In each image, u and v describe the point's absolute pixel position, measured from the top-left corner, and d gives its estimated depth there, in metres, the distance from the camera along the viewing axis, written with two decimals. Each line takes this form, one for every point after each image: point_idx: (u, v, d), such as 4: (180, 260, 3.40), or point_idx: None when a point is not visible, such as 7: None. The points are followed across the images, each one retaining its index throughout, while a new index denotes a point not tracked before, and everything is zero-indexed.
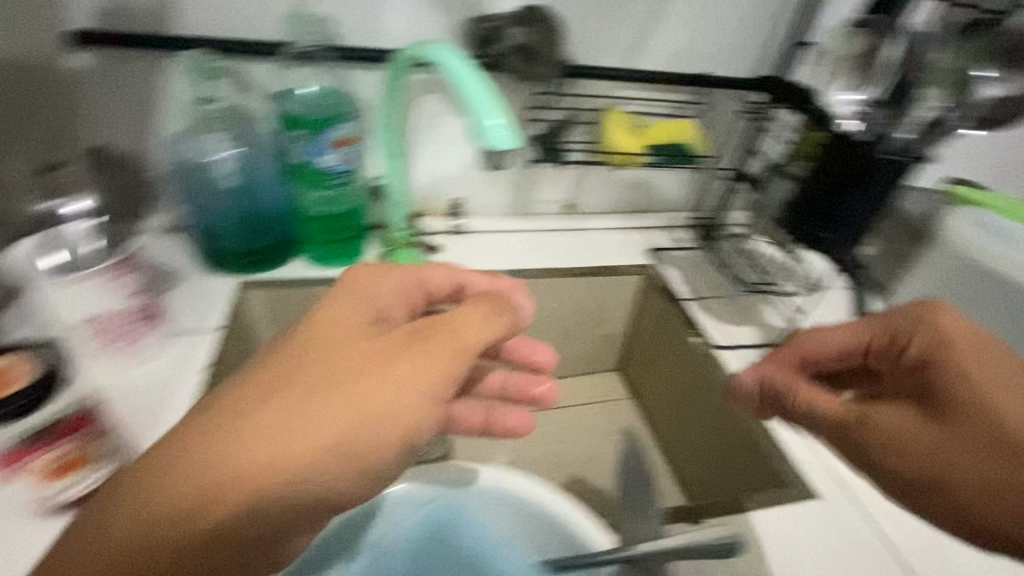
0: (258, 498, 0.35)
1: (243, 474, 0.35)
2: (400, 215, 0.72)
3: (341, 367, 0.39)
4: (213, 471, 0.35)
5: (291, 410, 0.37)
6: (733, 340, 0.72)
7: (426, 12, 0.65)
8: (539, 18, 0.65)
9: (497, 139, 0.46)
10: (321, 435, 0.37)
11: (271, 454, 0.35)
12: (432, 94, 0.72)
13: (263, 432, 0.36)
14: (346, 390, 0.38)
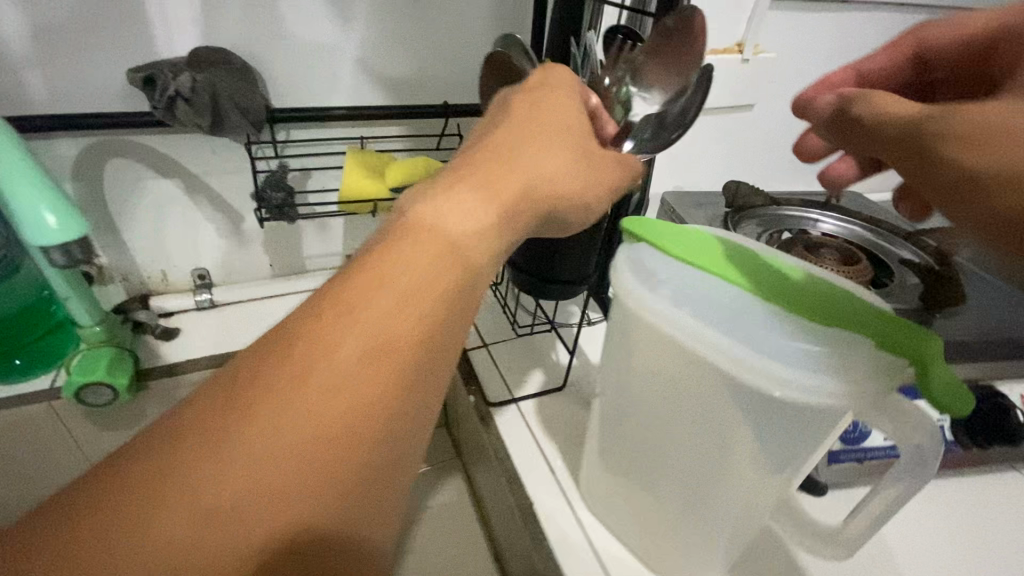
0: (451, 278, 0.30)
1: (426, 265, 0.30)
2: (77, 309, 0.57)
3: (553, 129, 0.35)
4: (452, 217, 0.31)
5: (505, 163, 0.33)
6: (518, 390, 0.63)
7: (68, 68, 0.53)
8: (216, 61, 0.55)
9: (53, 236, 0.42)
10: (516, 185, 0.32)
11: (496, 185, 0.32)
12: (115, 158, 0.60)
13: (488, 175, 0.32)
14: (536, 129, 0.34)
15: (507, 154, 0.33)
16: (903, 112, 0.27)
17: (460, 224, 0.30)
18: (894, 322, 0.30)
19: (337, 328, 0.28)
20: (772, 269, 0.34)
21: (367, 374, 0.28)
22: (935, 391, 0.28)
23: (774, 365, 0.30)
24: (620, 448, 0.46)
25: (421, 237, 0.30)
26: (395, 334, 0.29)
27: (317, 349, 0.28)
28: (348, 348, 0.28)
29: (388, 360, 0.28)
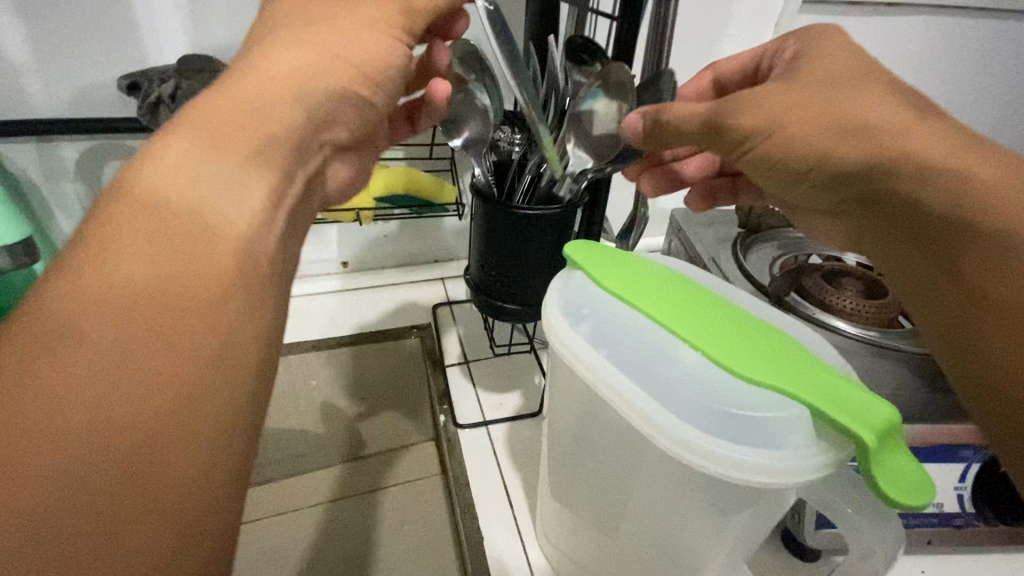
0: (180, 217, 0.22)
1: (143, 215, 0.21)
2: None
3: (299, 50, 0.29)
4: (169, 169, 0.22)
5: (240, 88, 0.26)
6: (491, 414, 0.60)
7: (70, 75, 0.55)
8: (204, 67, 0.55)
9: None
10: (265, 111, 0.26)
11: (230, 116, 0.25)
12: (115, 159, 0.61)
13: (207, 112, 0.24)
14: (279, 48, 0.28)
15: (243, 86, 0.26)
16: (695, 114, 0.35)
17: (185, 171, 0.22)
18: (844, 386, 0.24)
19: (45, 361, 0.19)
20: (713, 309, 0.29)
21: (157, 341, 0.20)
22: (883, 485, 0.23)
23: (679, 432, 0.25)
24: (574, 493, 0.40)
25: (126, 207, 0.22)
26: (118, 305, 0.20)
27: (8, 414, 0.18)
28: (51, 372, 0.18)
29: (115, 342, 0.19)
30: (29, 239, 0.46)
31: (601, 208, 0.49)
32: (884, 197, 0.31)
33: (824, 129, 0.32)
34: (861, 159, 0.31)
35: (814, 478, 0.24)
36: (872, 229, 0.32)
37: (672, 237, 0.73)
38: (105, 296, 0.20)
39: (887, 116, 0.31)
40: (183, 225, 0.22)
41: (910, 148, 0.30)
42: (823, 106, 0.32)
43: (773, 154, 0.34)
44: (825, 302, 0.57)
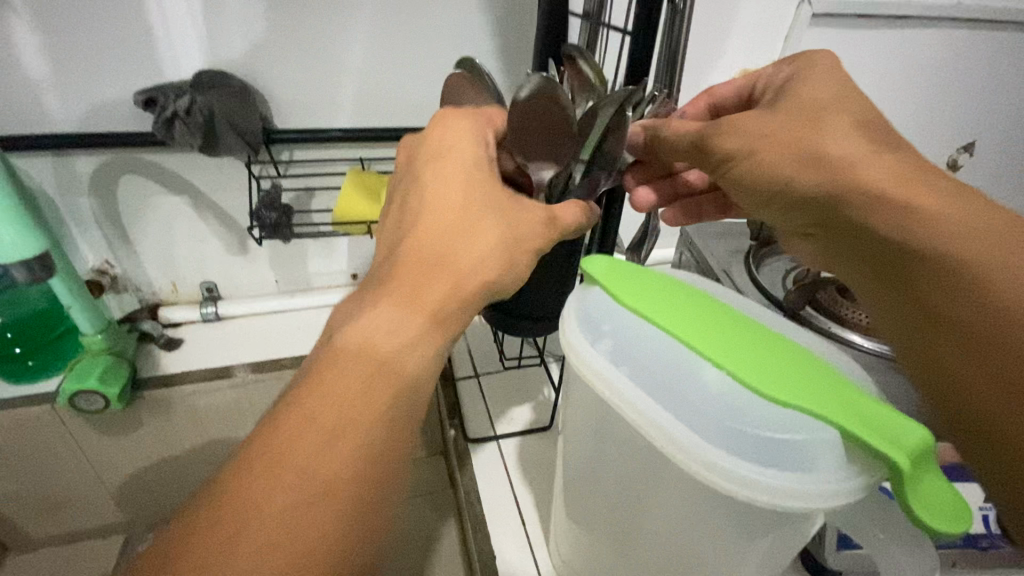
0: (379, 370, 0.27)
1: (361, 382, 0.27)
2: (83, 316, 0.60)
3: (487, 222, 0.32)
4: (385, 338, 0.28)
5: (451, 261, 0.31)
6: (500, 427, 0.59)
7: (88, 90, 0.56)
8: (219, 82, 0.56)
9: (10, 257, 0.44)
10: (455, 273, 0.30)
11: (433, 297, 0.30)
12: (129, 173, 0.62)
13: (418, 287, 0.30)
14: (461, 231, 0.31)
15: (438, 258, 0.31)
16: (686, 131, 0.38)
17: (399, 342, 0.28)
18: (873, 406, 0.24)
19: (273, 473, 0.24)
20: (734, 324, 0.29)
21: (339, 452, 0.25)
22: (921, 513, 0.22)
23: (703, 451, 0.24)
24: (590, 511, 0.39)
25: (339, 367, 0.27)
26: (344, 464, 0.25)
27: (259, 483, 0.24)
28: (280, 496, 0.24)
29: (344, 476, 0.25)
30: (42, 253, 0.46)
31: (615, 222, 0.49)
32: (854, 226, 0.32)
33: (785, 161, 0.34)
34: (823, 187, 0.33)
35: (844, 502, 0.23)
36: (869, 286, 0.32)
37: (682, 249, 0.73)
38: (331, 452, 0.25)
39: (845, 147, 0.33)
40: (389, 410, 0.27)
41: (862, 181, 0.31)
42: (800, 135, 0.34)
43: (740, 178, 0.36)
44: (841, 315, 0.56)
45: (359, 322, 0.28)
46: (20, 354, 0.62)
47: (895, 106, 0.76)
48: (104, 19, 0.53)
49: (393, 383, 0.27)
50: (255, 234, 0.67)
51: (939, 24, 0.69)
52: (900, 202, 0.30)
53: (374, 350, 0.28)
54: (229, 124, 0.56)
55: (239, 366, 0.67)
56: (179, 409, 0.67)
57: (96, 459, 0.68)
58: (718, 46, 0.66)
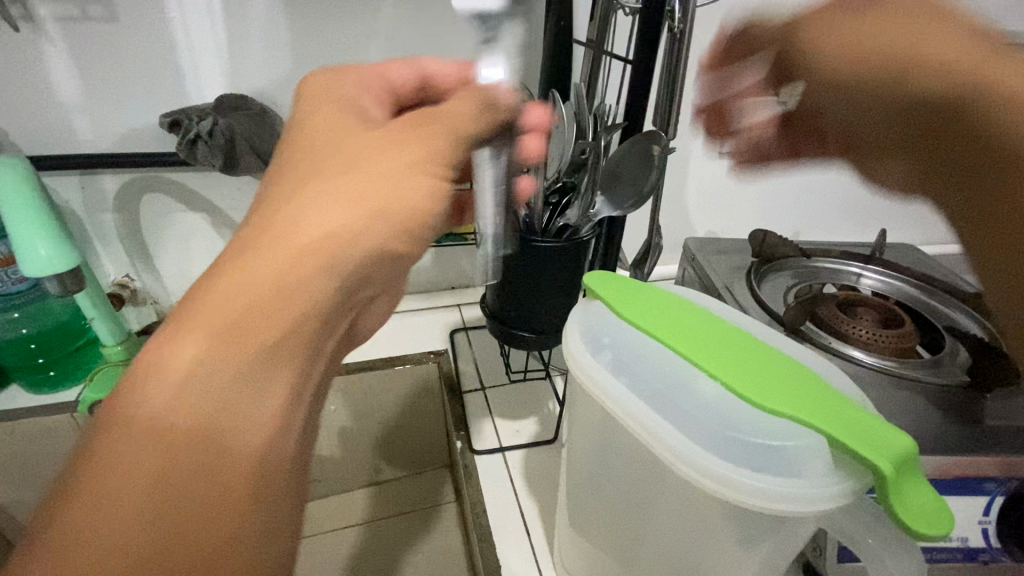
0: (231, 328, 0.24)
1: (148, 443, 0.23)
2: (104, 328, 0.62)
3: (347, 188, 0.28)
4: (170, 371, 0.23)
5: (282, 231, 0.26)
6: (506, 438, 0.60)
7: (116, 115, 0.59)
8: (240, 106, 0.59)
9: (46, 271, 0.47)
10: (304, 230, 0.27)
11: (234, 302, 0.25)
12: (152, 190, 0.65)
13: (215, 299, 0.25)
14: (314, 187, 0.28)
15: (257, 257, 0.26)
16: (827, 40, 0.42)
17: (190, 372, 0.23)
18: (860, 417, 0.25)
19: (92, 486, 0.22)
20: (730, 337, 0.30)
21: (178, 422, 0.23)
22: (901, 513, 0.23)
23: (693, 455, 0.26)
24: (593, 520, 0.40)
25: (122, 425, 0.23)
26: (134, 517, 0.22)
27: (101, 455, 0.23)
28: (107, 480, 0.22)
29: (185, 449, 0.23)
30: (76, 267, 0.48)
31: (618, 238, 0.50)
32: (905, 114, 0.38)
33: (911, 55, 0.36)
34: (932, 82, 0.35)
35: (831, 506, 0.24)
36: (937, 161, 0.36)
37: (686, 265, 0.74)
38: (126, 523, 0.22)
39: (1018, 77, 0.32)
40: (188, 475, 0.23)
41: (940, 65, 0.34)
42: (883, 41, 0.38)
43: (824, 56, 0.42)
44: (840, 331, 0.57)
45: (145, 361, 0.24)
46: (41, 364, 0.64)
47: None
48: (134, 47, 0.56)
49: (232, 350, 0.24)
50: None
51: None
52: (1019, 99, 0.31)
53: (163, 398, 0.23)
54: (249, 145, 0.58)
55: None
56: None
57: None
58: None
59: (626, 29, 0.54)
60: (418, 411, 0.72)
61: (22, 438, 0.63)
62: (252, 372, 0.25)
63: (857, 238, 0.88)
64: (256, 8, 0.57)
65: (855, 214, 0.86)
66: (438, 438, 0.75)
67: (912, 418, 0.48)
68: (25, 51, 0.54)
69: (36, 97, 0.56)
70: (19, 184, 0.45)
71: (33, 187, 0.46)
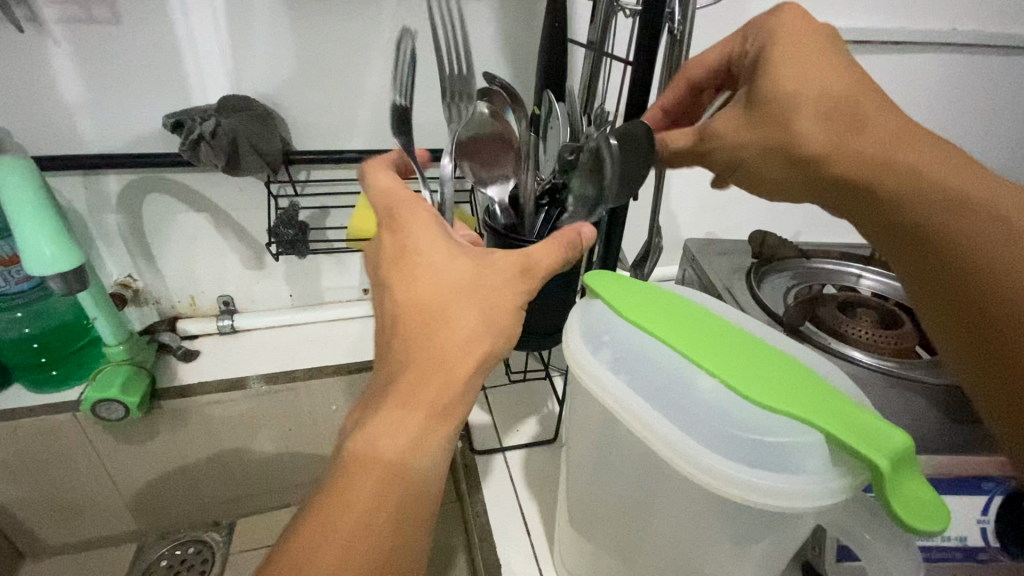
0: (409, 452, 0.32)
1: (379, 493, 0.31)
2: (106, 327, 0.62)
3: (495, 305, 0.34)
4: (392, 444, 0.31)
5: (437, 366, 0.33)
6: (506, 439, 0.61)
7: (120, 116, 0.59)
8: (242, 107, 0.59)
9: (50, 270, 0.47)
10: (451, 365, 0.33)
11: (435, 396, 0.32)
12: (155, 191, 0.65)
13: (419, 390, 0.32)
14: (454, 320, 0.33)
15: (434, 359, 0.33)
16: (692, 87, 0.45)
17: (404, 444, 0.31)
18: (857, 413, 0.25)
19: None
20: (724, 336, 0.30)
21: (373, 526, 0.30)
22: (899, 509, 0.23)
23: (694, 452, 0.26)
24: (593, 519, 0.40)
25: (333, 507, 0.30)
26: None
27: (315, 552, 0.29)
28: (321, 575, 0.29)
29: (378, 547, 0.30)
30: (79, 266, 0.48)
31: (617, 240, 0.50)
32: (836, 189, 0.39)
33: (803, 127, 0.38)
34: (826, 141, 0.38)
35: (831, 503, 0.25)
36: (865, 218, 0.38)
37: (685, 266, 0.75)
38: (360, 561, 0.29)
39: (891, 127, 0.37)
40: (400, 520, 0.31)
41: (859, 147, 0.37)
42: (768, 135, 0.39)
43: (771, 166, 0.40)
44: (840, 332, 0.57)
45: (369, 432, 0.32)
46: (44, 364, 0.64)
47: None
48: (137, 48, 0.56)
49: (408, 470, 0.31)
50: (273, 250, 0.70)
51: (934, 50, 0.72)
52: (897, 155, 0.37)
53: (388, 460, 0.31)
54: (251, 146, 0.59)
55: (254, 378, 0.69)
56: (193, 418, 0.70)
57: (113, 466, 0.70)
58: None
59: (627, 31, 0.55)
60: None
61: (24, 437, 0.64)
62: (442, 445, 0.33)
63: (858, 240, 0.88)
64: (259, 10, 0.57)
65: None
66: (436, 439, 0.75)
67: (912, 419, 0.48)
68: (30, 52, 0.54)
69: (41, 97, 0.57)
70: (27, 188, 0.45)
71: (36, 187, 0.46)
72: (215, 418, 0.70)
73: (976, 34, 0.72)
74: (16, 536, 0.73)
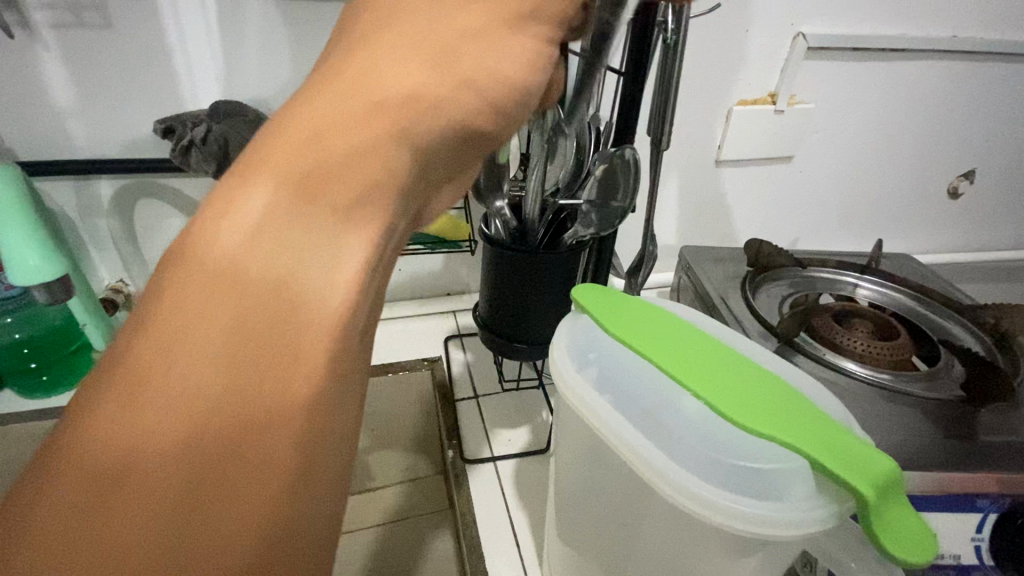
0: (291, 218, 0.19)
1: (238, 266, 0.18)
2: (96, 334, 0.62)
3: (430, 29, 0.23)
4: (248, 210, 0.18)
5: (352, 92, 0.21)
6: (497, 448, 0.60)
7: (110, 120, 0.59)
8: (233, 113, 0.59)
9: (32, 280, 0.46)
10: (375, 92, 0.21)
11: (340, 132, 0.20)
12: (147, 197, 0.65)
13: (322, 126, 0.20)
14: (388, 45, 0.22)
15: (352, 85, 0.21)
16: None
17: (274, 199, 0.18)
18: (843, 438, 0.25)
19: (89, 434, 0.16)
20: (715, 357, 0.30)
21: (199, 344, 0.17)
22: (883, 538, 0.23)
23: (677, 477, 0.25)
24: (582, 535, 0.40)
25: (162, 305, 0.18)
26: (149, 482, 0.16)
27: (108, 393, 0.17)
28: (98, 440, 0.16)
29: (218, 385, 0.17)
30: (63, 275, 0.48)
31: (609, 252, 0.50)
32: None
33: None
34: None
35: (816, 530, 0.24)
36: None
37: (681, 273, 0.74)
38: (166, 419, 0.16)
39: None
40: (254, 338, 0.18)
41: None
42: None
43: None
44: (836, 343, 0.57)
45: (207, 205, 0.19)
46: (34, 369, 0.64)
47: (891, 137, 0.78)
48: (127, 52, 0.56)
49: (278, 256, 0.18)
50: None
51: (933, 57, 0.71)
52: None
53: (230, 246, 0.18)
54: (242, 152, 0.58)
55: None
56: None
57: None
58: (717, 79, 0.68)
59: None
60: (409, 420, 0.73)
61: (12, 442, 0.63)
62: (359, 218, 0.20)
63: (855, 247, 0.88)
64: (251, 15, 0.57)
65: (852, 223, 0.86)
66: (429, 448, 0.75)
67: (906, 432, 0.47)
68: (18, 56, 0.54)
69: (30, 101, 0.56)
70: (13, 199, 0.45)
71: (21, 196, 0.46)
72: None
73: (976, 41, 0.71)
74: None
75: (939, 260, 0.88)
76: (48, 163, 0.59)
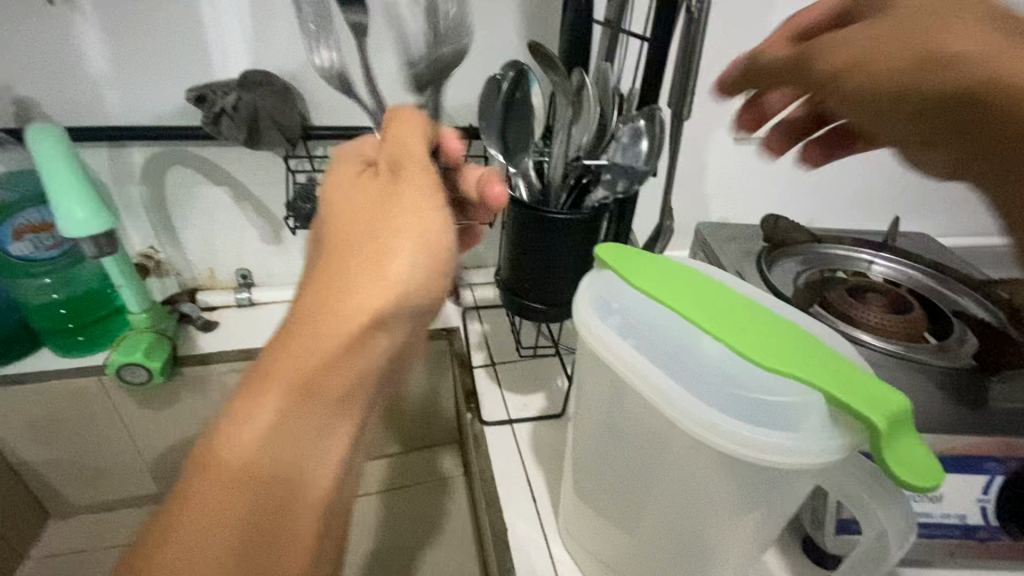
0: (280, 431, 0.30)
1: (249, 467, 0.30)
2: (129, 295, 0.64)
3: (350, 275, 0.30)
4: (247, 428, 0.30)
5: (307, 340, 0.30)
6: (514, 412, 0.62)
7: (143, 87, 0.61)
8: (262, 82, 0.60)
9: (82, 233, 0.48)
10: (324, 338, 0.30)
11: (303, 375, 0.30)
12: (177, 164, 0.66)
13: (287, 368, 0.30)
14: (333, 289, 0.30)
15: (309, 335, 0.30)
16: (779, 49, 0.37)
17: (267, 422, 0.30)
18: (858, 375, 0.26)
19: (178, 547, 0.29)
20: (736, 305, 0.31)
21: (235, 498, 0.30)
22: (892, 466, 0.24)
23: (699, 413, 0.27)
24: (599, 489, 0.42)
25: (207, 475, 0.30)
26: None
27: (185, 518, 0.29)
28: (181, 545, 0.29)
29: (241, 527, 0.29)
30: (109, 230, 0.50)
31: (628, 215, 0.51)
32: (926, 100, 0.30)
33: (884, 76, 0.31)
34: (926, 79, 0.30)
35: (829, 460, 0.26)
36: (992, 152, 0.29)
37: (697, 250, 0.75)
38: (211, 545, 0.29)
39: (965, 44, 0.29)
40: (259, 510, 0.30)
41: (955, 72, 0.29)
42: (914, 38, 0.30)
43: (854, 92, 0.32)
44: (850, 316, 0.58)
45: (227, 421, 0.30)
46: (71, 329, 0.67)
47: None
48: (160, 20, 0.57)
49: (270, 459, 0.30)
50: (291, 223, 0.71)
51: None
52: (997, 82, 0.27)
53: (241, 452, 0.30)
54: (271, 121, 0.60)
55: None
56: (212, 386, 0.72)
57: (135, 430, 0.72)
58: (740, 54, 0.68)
59: (645, 6, 0.55)
60: (427, 388, 0.75)
61: (51, 398, 0.67)
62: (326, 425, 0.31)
63: (874, 227, 0.88)
64: None
65: (872, 203, 0.85)
66: (446, 416, 0.77)
67: (919, 400, 0.48)
68: (57, 24, 0.56)
69: (67, 68, 0.58)
70: (62, 159, 0.48)
71: (69, 156, 0.48)
72: (233, 387, 0.72)
73: None
74: (43, 496, 0.76)
75: (960, 242, 0.88)
76: (83, 129, 0.61)
